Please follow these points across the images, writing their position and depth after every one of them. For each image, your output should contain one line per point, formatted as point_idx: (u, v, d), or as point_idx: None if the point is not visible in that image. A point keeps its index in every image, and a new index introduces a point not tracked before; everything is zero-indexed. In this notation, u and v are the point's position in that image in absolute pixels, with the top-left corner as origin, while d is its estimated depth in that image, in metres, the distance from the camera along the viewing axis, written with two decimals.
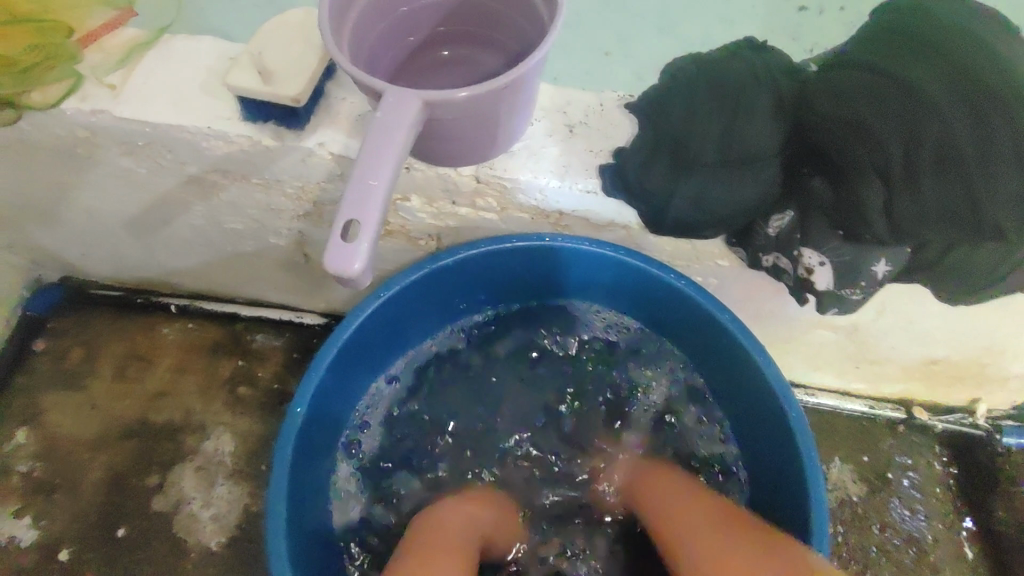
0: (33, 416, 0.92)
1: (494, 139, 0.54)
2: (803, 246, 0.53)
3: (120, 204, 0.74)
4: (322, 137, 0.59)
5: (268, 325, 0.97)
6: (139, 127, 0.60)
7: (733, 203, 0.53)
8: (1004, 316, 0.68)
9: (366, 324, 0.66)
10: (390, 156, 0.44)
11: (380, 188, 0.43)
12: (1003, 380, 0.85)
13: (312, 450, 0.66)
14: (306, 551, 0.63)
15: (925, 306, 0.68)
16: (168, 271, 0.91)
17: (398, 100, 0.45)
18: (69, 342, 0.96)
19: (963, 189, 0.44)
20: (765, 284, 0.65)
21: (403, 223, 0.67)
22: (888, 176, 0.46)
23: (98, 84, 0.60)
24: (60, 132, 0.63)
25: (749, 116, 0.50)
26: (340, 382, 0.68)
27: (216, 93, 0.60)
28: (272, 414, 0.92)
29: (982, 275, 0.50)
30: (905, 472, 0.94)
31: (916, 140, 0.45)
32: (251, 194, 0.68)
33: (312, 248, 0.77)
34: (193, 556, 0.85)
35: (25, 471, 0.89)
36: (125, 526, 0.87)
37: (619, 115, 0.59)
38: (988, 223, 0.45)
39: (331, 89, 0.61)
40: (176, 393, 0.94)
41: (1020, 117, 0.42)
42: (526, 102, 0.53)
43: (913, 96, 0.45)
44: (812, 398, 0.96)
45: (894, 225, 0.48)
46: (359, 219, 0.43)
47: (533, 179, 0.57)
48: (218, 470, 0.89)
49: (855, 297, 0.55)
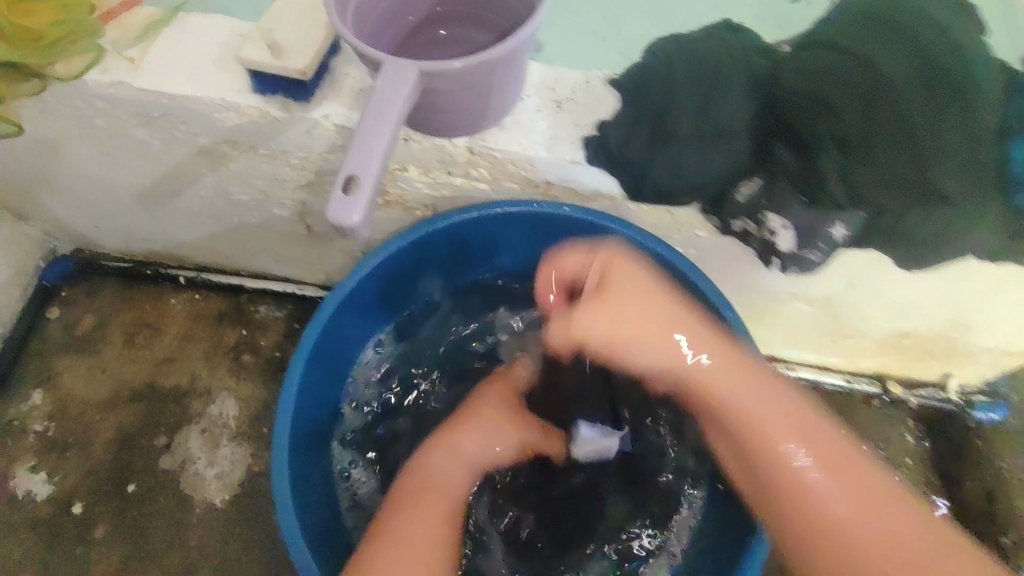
0: (47, 378, 0.97)
1: (486, 111, 0.58)
2: (768, 211, 0.56)
3: (135, 175, 0.78)
4: (326, 109, 0.63)
5: (270, 297, 1.01)
6: (156, 98, 0.64)
7: (709, 172, 0.56)
8: (967, 289, 0.72)
9: (363, 282, 0.69)
10: (388, 121, 0.48)
11: (379, 150, 0.48)
12: (973, 355, 0.89)
13: (311, 405, 0.70)
14: (308, 496, 0.67)
15: (892, 277, 0.72)
16: (176, 243, 0.95)
17: (397, 70, 0.49)
18: (81, 309, 1.01)
19: (913, 160, 0.50)
20: (741, 254, 0.69)
21: (401, 193, 0.72)
22: (845, 144, 0.51)
23: (118, 58, 0.64)
24: (81, 103, 0.67)
25: (725, 90, 0.54)
26: (338, 342, 0.72)
27: (229, 67, 0.64)
28: (274, 379, 0.97)
29: (930, 241, 0.54)
30: (878, 443, 0.98)
31: (876, 113, 0.50)
32: (259, 165, 0.72)
33: (315, 220, 0.81)
34: (198, 511, 0.90)
35: (40, 430, 0.94)
36: (134, 483, 0.91)
37: (603, 90, 0.63)
38: (933, 189, 0.50)
39: (335, 64, 0.65)
40: (182, 359, 0.98)
41: (960, 100, 0.49)
42: (516, 76, 0.57)
43: (876, 75, 0.50)
44: (792, 371, 1.01)
45: (852, 192, 0.52)
46: (360, 177, 0.47)
47: (522, 151, 0.61)
48: (222, 432, 0.94)
49: (815, 257, 0.59)
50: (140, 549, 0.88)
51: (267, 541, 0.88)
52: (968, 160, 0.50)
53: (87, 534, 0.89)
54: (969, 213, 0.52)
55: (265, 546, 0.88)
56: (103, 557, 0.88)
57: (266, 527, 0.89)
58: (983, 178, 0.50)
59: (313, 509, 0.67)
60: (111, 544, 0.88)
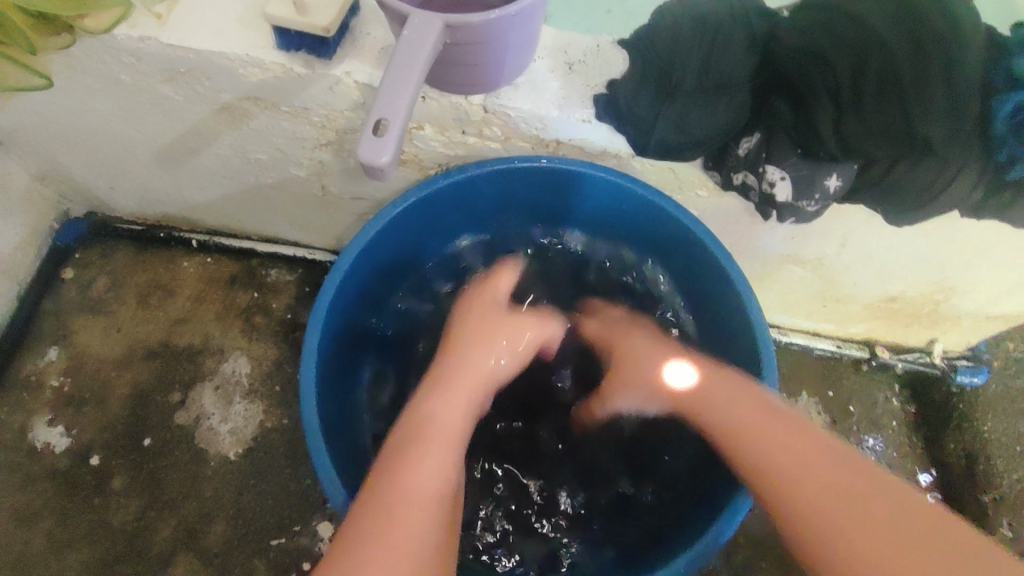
0: (63, 336, 0.99)
1: (503, 69, 0.61)
2: (767, 163, 0.61)
3: (154, 132, 0.80)
4: (348, 67, 0.65)
5: (281, 261, 1.03)
6: (184, 54, 0.66)
7: (711, 125, 0.60)
8: (953, 251, 0.75)
9: (380, 233, 0.72)
10: (414, 73, 0.51)
11: (406, 98, 0.51)
12: (957, 319, 0.93)
13: (330, 350, 0.72)
14: (334, 440, 0.70)
15: (882, 238, 0.75)
16: (191, 206, 0.97)
17: (423, 21, 0.51)
18: (94, 271, 1.03)
19: (899, 113, 0.54)
20: (742, 213, 0.73)
21: (417, 152, 0.75)
22: (837, 97, 0.56)
23: (146, 13, 0.66)
24: (108, 59, 0.69)
25: (728, 50, 0.58)
26: (352, 294, 0.74)
27: (253, 24, 0.66)
28: (286, 339, 0.99)
29: (916, 197, 0.58)
30: (864, 404, 1.02)
31: (863, 65, 0.54)
32: (279, 122, 0.74)
33: (330, 180, 0.84)
34: (212, 463, 0.93)
35: (57, 385, 0.97)
36: (149, 436, 0.94)
37: (613, 53, 0.66)
38: (919, 137, 0.54)
39: (356, 24, 0.66)
40: (193, 320, 1.01)
41: (944, 52, 0.52)
42: (529, 36, 0.59)
43: (864, 31, 0.54)
44: (784, 337, 1.04)
45: (845, 141, 0.56)
46: (388, 118, 0.51)
47: (535, 109, 0.64)
48: (235, 389, 0.96)
49: (811, 209, 0.62)
50: (156, 500, 0.91)
51: (279, 492, 0.92)
52: (954, 107, 0.53)
53: (104, 485, 0.92)
54: (956, 163, 0.55)
55: (278, 498, 0.91)
56: (121, 506, 0.91)
57: (280, 480, 0.92)
58: (963, 127, 0.54)
59: (336, 447, 0.70)
60: (128, 495, 0.91)
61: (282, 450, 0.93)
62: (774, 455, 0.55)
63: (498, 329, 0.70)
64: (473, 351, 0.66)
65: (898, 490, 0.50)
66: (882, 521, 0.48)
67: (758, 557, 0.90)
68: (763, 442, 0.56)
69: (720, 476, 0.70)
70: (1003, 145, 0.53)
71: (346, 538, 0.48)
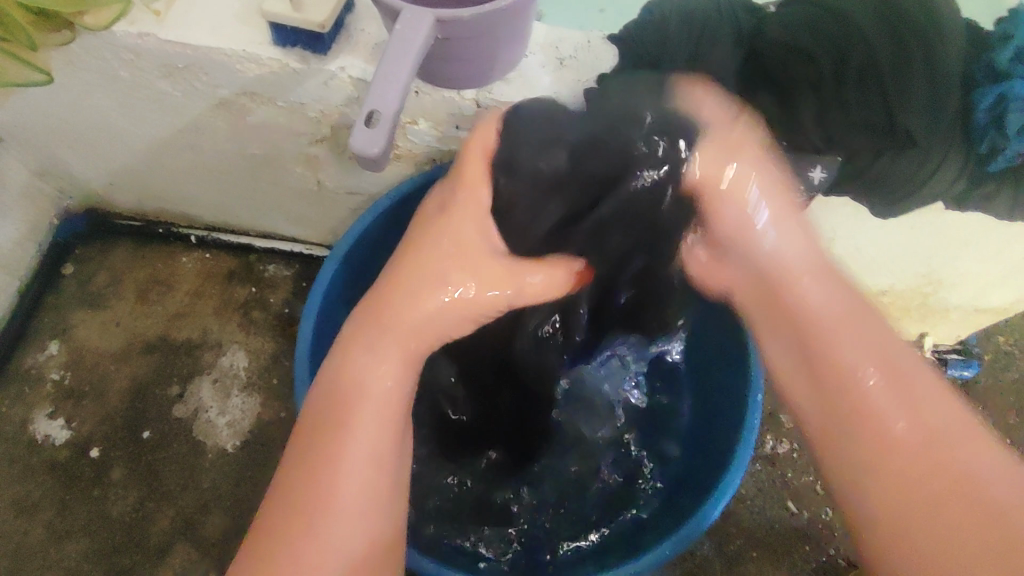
0: (63, 330, 1.00)
1: (494, 64, 0.62)
2: None
3: (153, 127, 0.82)
4: (343, 62, 0.66)
5: (279, 256, 1.04)
6: (182, 50, 0.67)
7: None
8: (940, 243, 0.77)
9: (373, 226, 0.73)
10: (406, 67, 0.52)
11: (398, 92, 0.52)
12: (946, 312, 0.94)
13: (325, 341, 0.73)
14: None
15: (870, 231, 0.76)
16: (189, 201, 0.98)
17: (415, 16, 0.52)
18: (94, 266, 1.04)
19: (881, 105, 0.55)
20: None
21: (411, 147, 0.76)
22: (821, 90, 0.57)
23: (145, 10, 0.67)
24: (107, 55, 0.70)
25: (716, 43, 0.59)
26: (346, 287, 0.75)
27: (250, 20, 0.67)
28: (284, 332, 1.01)
29: (900, 189, 0.59)
30: None
31: (845, 60, 0.56)
32: (276, 118, 0.75)
33: (326, 175, 0.85)
34: (211, 455, 0.94)
35: (57, 378, 0.98)
36: (148, 429, 0.95)
37: (604, 49, 0.67)
38: (901, 129, 0.55)
39: (350, 21, 0.68)
40: (191, 314, 1.02)
41: (925, 46, 0.55)
42: (520, 31, 0.60)
43: (849, 26, 0.56)
44: None
45: (828, 134, 0.57)
46: (380, 111, 0.52)
47: (526, 103, 0.65)
48: (233, 383, 0.98)
49: None
50: (155, 491, 0.92)
51: None
52: (933, 101, 0.55)
53: (104, 477, 0.93)
54: (937, 155, 0.56)
55: None
56: (120, 497, 0.92)
57: (277, 472, 0.93)
58: (944, 119, 0.55)
59: None
60: (127, 486, 0.92)
61: (279, 442, 0.95)
62: (864, 399, 0.49)
63: (448, 274, 0.57)
64: (454, 277, 0.57)
65: (990, 489, 0.44)
66: (965, 485, 0.44)
67: (749, 548, 0.92)
68: (849, 385, 0.49)
69: (707, 466, 0.71)
70: (985, 136, 0.55)
71: (276, 501, 0.49)
